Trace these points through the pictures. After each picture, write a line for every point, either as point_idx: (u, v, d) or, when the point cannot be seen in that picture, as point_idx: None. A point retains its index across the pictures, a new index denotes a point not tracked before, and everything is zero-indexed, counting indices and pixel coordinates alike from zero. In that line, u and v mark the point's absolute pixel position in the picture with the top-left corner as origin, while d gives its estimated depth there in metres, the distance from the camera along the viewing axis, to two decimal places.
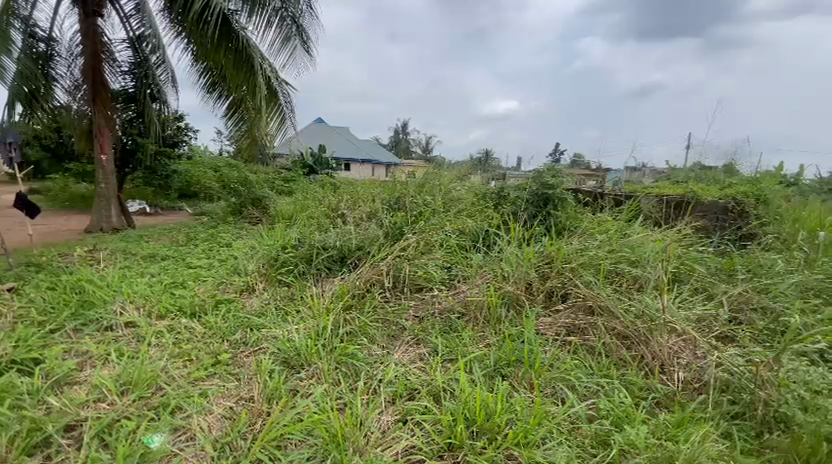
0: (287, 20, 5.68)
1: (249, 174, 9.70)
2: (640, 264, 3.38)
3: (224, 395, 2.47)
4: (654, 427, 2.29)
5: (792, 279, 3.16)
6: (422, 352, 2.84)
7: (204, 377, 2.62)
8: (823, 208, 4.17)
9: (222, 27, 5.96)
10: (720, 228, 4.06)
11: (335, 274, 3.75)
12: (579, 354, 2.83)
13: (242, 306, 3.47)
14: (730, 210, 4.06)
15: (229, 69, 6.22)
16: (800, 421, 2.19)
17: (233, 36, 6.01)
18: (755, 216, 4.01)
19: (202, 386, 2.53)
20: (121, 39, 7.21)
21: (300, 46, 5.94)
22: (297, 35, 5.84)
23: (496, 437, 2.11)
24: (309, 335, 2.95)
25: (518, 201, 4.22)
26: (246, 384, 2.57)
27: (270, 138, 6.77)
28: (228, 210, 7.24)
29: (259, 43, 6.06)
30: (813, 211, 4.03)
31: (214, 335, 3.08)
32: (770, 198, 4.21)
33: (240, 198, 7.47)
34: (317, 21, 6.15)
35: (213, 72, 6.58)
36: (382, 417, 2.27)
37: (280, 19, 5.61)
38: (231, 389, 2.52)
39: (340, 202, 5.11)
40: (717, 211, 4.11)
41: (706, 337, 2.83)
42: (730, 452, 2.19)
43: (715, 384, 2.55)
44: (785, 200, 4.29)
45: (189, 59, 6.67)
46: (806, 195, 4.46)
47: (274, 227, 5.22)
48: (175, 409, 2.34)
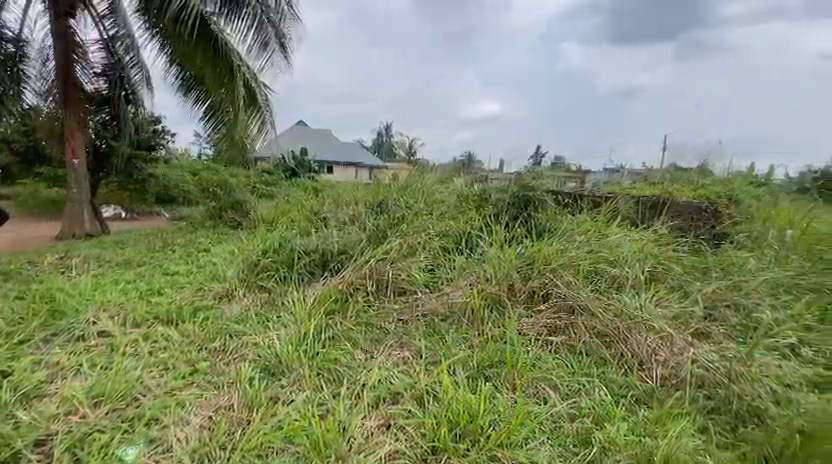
0: (267, 25, 5.60)
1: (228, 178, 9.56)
2: (618, 264, 3.46)
3: (202, 404, 2.40)
4: (633, 423, 2.33)
5: (764, 277, 3.32)
6: (406, 355, 2.83)
7: (181, 387, 2.54)
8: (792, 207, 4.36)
9: (200, 29, 5.88)
10: (694, 227, 4.16)
11: (317, 279, 3.72)
12: (560, 354, 2.86)
13: (221, 312, 3.40)
14: (704, 209, 4.19)
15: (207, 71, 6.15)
16: (772, 415, 2.35)
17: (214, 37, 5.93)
18: (729, 216, 4.15)
19: (180, 396, 2.46)
20: (94, 40, 7.02)
21: (279, 49, 5.90)
22: (276, 39, 5.80)
23: (479, 439, 2.11)
24: (291, 341, 2.91)
25: (499, 204, 4.31)
26: (225, 392, 2.51)
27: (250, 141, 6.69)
28: (208, 215, 7.13)
29: (237, 45, 6.00)
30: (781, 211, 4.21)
31: (192, 343, 3.01)
32: (741, 198, 4.37)
33: (221, 203, 7.42)
34: (297, 24, 6.11)
35: (190, 74, 6.47)
36: (365, 422, 2.24)
37: (260, 24, 5.53)
38: (209, 398, 2.46)
39: (323, 205, 5.06)
40: (691, 211, 4.25)
41: (681, 334, 2.91)
42: (706, 446, 2.26)
43: (691, 380, 2.61)
44: (755, 200, 4.45)
45: (165, 61, 6.55)
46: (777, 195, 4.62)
47: (255, 231, 5.14)
48: (151, 421, 2.27)
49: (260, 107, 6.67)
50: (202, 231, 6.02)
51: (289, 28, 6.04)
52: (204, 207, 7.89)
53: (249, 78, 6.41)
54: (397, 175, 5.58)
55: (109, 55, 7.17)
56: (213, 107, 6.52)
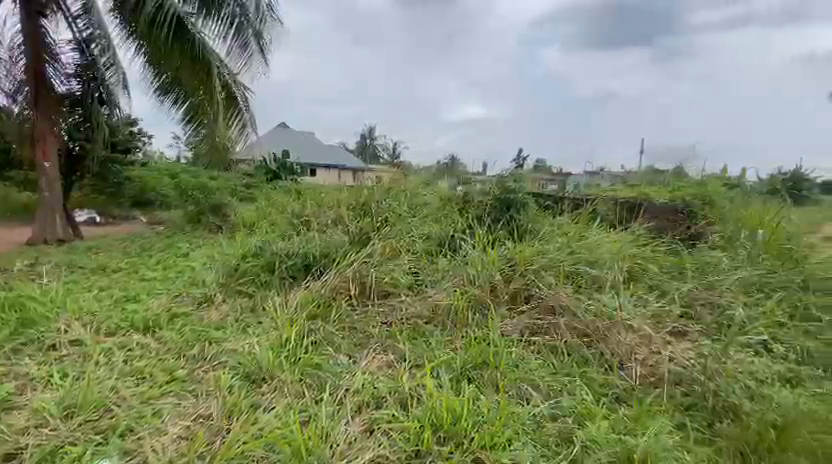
0: (246, 28, 5.56)
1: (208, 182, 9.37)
2: (598, 265, 3.53)
3: (178, 413, 2.33)
4: (614, 421, 2.37)
5: (737, 276, 3.48)
6: (390, 359, 2.81)
7: (158, 396, 2.47)
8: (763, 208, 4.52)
9: (176, 30, 5.77)
10: (671, 228, 4.28)
11: (299, 283, 3.67)
12: (542, 354, 2.88)
13: (201, 318, 3.32)
14: (680, 212, 4.31)
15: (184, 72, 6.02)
16: (746, 409, 2.46)
17: (188, 39, 5.82)
18: (703, 217, 4.28)
19: (157, 406, 2.39)
20: (66, 40, 6.82)
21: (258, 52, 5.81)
22: (255, 40, 5.70)
23: (463, 441, 2.11)
24: (272, 347, 2.86)
25: (482, 207, 4.38)
26: (203, 400, 2.44)
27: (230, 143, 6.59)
28: (186, 219, 6.99)
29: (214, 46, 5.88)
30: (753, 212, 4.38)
31: (169, 351, 2.93)
32: (714, 200, 4.51)
33: (200, 207, 7.30)
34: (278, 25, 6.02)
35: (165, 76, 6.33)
36: (348, 427, 2.21)
37: (238, 26, 5.51)
38: (187, 406, 2.39)
39: (305, 208, 5.01)
40: (668, 213, 4.36)
41: (659, 333, 2.98)
42: (684, 443, 2.31)
43: (669, 377, 2.67)
44: (728, 201, 4.60)
45: (141, 62, 6.40)
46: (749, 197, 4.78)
47: (234, 235, 5.05)
48: (125, 432, 2.20)
49: (240, 110, 6.63)
50: (180, 235, 5.90)
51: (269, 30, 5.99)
52: (183, 211, 7.73)
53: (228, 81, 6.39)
54: (380, 177, 5.55)
55: (82, 56, 6.97)
56: (190, 109, 6.40)
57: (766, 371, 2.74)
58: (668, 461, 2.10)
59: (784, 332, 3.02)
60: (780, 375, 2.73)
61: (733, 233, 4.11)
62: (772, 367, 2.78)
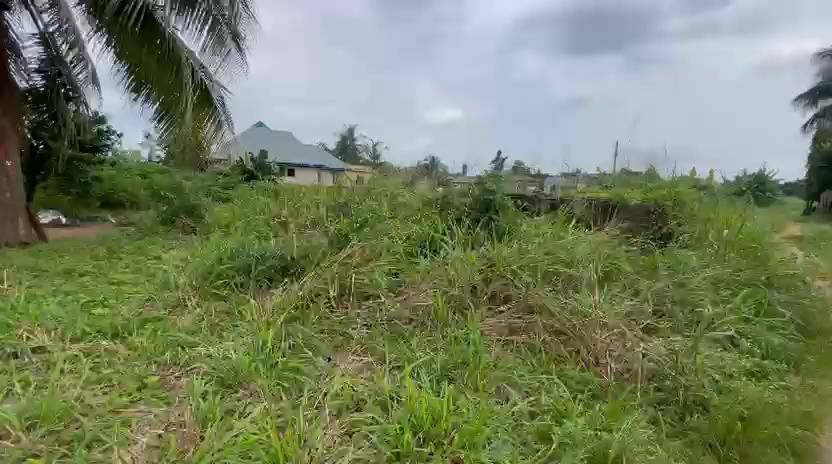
0: (218, 23, 5.48)
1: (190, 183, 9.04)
2: (574, 265, 3.60)
3: (149, 422, 2.24)
4: (590, 417, 2.41)
5: (705, 273, 3.63)
6: (370, 361, 2.79)
7: (128, 404, 2.38)
8: (729, 208, 4.73)
9: (145, 26, 5.64)
10: (643, 229, 4.44)
11: (276, 285, 3.61)
12: (520, 353, 2.91)
13: (173, 323, 3.21)
14: (652, 213, 4.47)
15: (154, 68, 5.86)
16: (715, 403, 2.56)
17: (158, 36, 5.69)
18: (674, 218, 4.43)
19: (126, 415, 2.29)
20: (29, 34, 6.51)
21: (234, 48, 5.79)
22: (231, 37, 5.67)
23: (443, 441, 2.11)
24: (248, 351, 2.79)
25: (460, 207, 4.41)
26: (175, 407, 2.35)
27: (206, 142, 6.54)
28: (157, 221, 6.78)
29: (185, 40, 5.75)
30: (719, 211, 4.59)
31: (140, 357, 2.82)
32: (684, 200, 4.67)
33: (171, 208, 7.10)
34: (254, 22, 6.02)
35: (135, 72, 6.13)
36: (327, 431, 2.16)
37: (211, 22, 5.42)
38: (157, 414, 2.30)
39: (283, 209, 4.93)
40: (640, 214, 4.51)
41: (632, 330, 3.07)
42: (657, 436, 2.38)
43: (643, 373, 2.74)
44: (697, 201, 4.77)
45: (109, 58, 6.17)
46: (716, 198, 4.97)
47: (208, 237, 4.91)
48: (92, 443, 2.10)
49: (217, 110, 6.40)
50: (151, 237, 5.71)
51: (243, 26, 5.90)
52: (153, 212, 7.51)
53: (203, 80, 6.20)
54: (361, 177, 5.52)
55: (47, 51, 6.67)
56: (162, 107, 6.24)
57: (733, 365, 2.88)
58: (642, 455, 2.15)
59: (750, 329, 3.24)
60: (746, 368, 2.89)
61: (702, 233, 4.28)
62: (739, 362, 2.92)
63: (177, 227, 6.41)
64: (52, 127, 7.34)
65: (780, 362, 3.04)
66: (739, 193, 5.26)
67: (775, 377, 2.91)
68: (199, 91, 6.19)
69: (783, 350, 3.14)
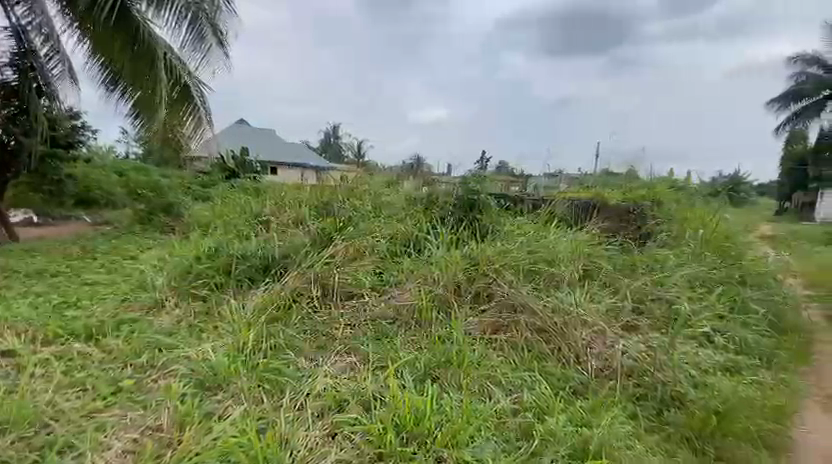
0: (199, 19, 5.35)
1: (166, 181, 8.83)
2: (556, 263, 3.65)
3: (124, 426, 2.18)
4: (571, 414, 2.44)
5: (682, 272, 3.73)
6: (353, 361, 2.76)
7: (102, 408, 2.30)
8: (706, 208, 4.86)
9: (120, 21, 5.44)
10: (623, 228, 4.53)
11: (257, 285, 3.55)
12: (503, 351, 2.93)
13: (149, 325, 3.12)
14: (630, 212, 4.59)
15: (128, 67, 5.68)
16: (691, 398, 2.62)
17: (133, 27, 5.46)
18: (652, 217, 4.53)
19: (99, 419, 2.22)
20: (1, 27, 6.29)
21: (214, 43, 5.69)
22: (211, 33, 5.57)
23: (426, 440, 2.10)
24: (228, 353, 2.73)
25: (445, 207, 4.43)
26: (151, 411, 2.29)
27: (186, 138, 6.56)
28: (134, 219, 6.62)
29: (163, 35, 5.62)
30: (696, 211, 4.73)
31: (115, 359, 2.74)
32: (662, 200, 4.79)
33: (149, 206, 6.94)
34: (233, 17, 5.90)
35: (111, 68, 5.98)
36: (309, 433, 2.13)
37: (192, 18, 5.30)
38: (132, 419, 2.23)
39: (264, 207, 4.86)
40: (619, 213, 4.63)
41: (612, 327, 3.13)
42: (636, 431, 2.42)
43: (621, 369, 2.79)
44: (675, 201, 4.89)
45: (84, 54, 6.01)
46: (693, 198, 5.10)
47: (187, 237, 4.81)
48: (63, 448, 2.03)
49: (195, 105, 6.34)
50: (128, 236, 5.57)
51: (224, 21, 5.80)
52: (130, 211, 7.33)
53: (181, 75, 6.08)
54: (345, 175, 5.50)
55: (20, 44, 6.46)
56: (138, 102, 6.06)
57: (709, 361, 2.96)
58: (622, 452, 2.18)
59: (725, 326, 3.34)
60: (721, 364, 2.98)
61: (679, 232, 4.39)
62: (714, 358, 3.01)
63: (155, 226, 6.26)
64: (24, 123, 7.27)
65: (753, 357, 3.14)
66: (714, 194, 5.43)
67: (749, 372, 3.01)
68: (177, 89, 6.09)
69: (755, 345, 3.24)
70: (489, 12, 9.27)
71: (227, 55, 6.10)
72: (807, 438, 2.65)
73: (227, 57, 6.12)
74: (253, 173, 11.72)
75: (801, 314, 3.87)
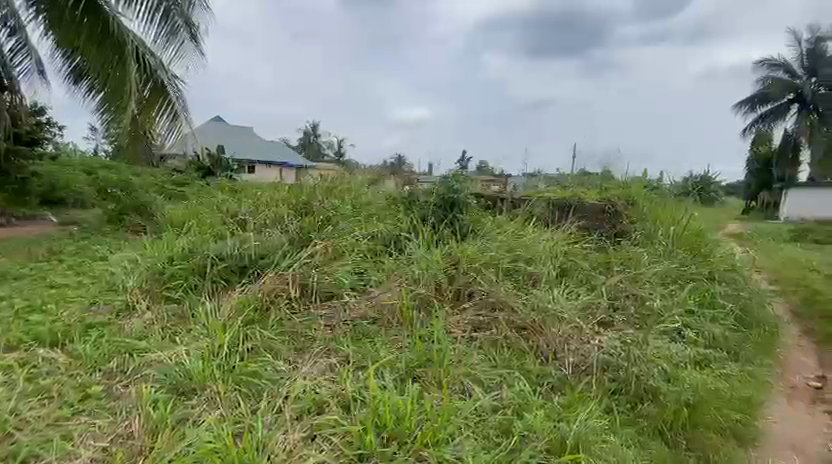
0: (172, 12, 5.21)
1: (134, 179, 8.52)
2: (534, 262, 3.71)
3: (92, 434, 2.09)
4: (549, 409, 2.48)
5: (654, 270, 3.86)
6: (333, 362, 2.72)
7: (69, 416, 2.21)
8: (677, 207, 5.01)
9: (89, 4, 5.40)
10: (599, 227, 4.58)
11: (233, 287, 3.47)
12: (484, 348, 2.94)
13: (118, 329, 3.00)
14: (605, 211, 4.63)
15: (95, 56, 5.53)
16: (663, 392, 2.70)
17: (102, 17, 5.41)
18: (627, 217, 4.63)
19: (66, 428, 2.13)
20: None
21: (188, 39, 5.57)
22: (185, 28, 5.46)
23: (406, 441, 2.07)
24: (202, 356, 2.64)
25: (425, 205, 4.42)
26: (122, 418, 2.20)
27: (160, 137, 6.27)
28: (101, 218, 6.36)
29: (134, 28, 5.47)
30: (667, 209, 4.87)
31: (82, 366, 2.62)
32: (636, 199, 4.91)
33: (116, 204, 6.69)
34: (206, 11, 5.77)
35: (78, 60, 5.81)
36: (288, 435, 2.10)
37: (163, 11, 5.16)
38: (102, 427, 2.14)
39: (241, 206, 4.76)
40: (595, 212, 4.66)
41: (589, 324, 3.20)
42: (611, 426, 2.48)
43: (597, 364, 2.85)
44: (648, 200, 5.02)
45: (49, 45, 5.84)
46: (665, 196, 5.25)
47: (160, 237, 4.66)
48: (28, 459, 1.94)
49: (169, 100, 6.11)
50: (96, 236, 5.35)
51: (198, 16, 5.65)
52: (97, 211, 7.06)
53: (153, 68, 5.86)
54: (324, 174, 5.44)
55: None
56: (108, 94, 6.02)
57: (679, 355, 3.07)
58: (597, 447, 2.23)
59: (695, 321, 3.47)
60: (691, 358, 3.09)
61: (652, 231, 4.52)
62: (684, 351, 3.12)
63: (125, 226, 6.04)
64: None
65: (720, 351, 3.28)
66: (685, 193, 5.62)
67: (717, 365, 3.14)
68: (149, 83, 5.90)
69: (722, 340, 3.39)
70: (467, 13, 9.40)
71: (202, 51, 5.95)
72: (770, 427, 2.79)
73: (202, 53, 5.97)
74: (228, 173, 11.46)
75: (766, 308, 4.05)
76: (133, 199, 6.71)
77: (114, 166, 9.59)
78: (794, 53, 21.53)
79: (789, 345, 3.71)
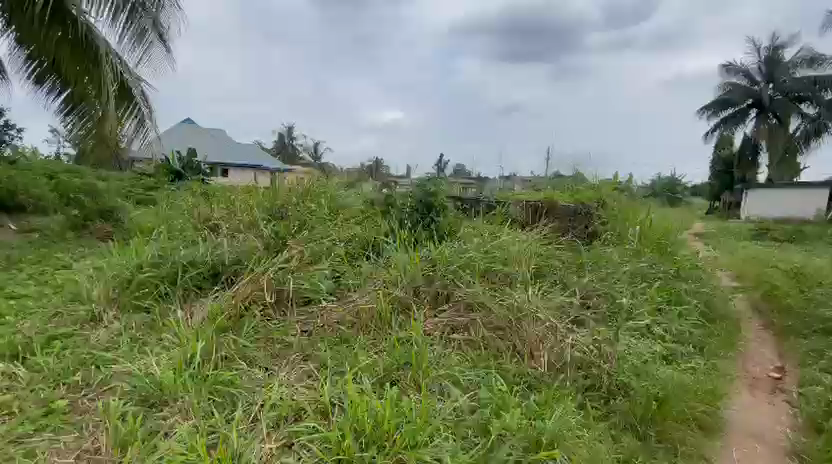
0: (138, 12, 5.05)
1: (96, 183, 8.19)
2: (509, 263, 3.77)
3: (57, 451, 1.99)
4: (526, 408, 2.51)
5: (625, 269, 4.03)
6: (310, 368, 2.68)
7: (30, 433, 2.10)
8: (645, 209, 5.19)
9: (53, 10, 5.11)
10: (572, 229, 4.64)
11: (206, 294, 3.37)
12: (461, 349, 2.96)
13: (85, 340, 2.88)
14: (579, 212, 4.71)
15: (65, 58, 5.42)
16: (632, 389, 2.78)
17: (69, 21, 5.18)
18: (598, 217, 4.74)
19: (28, 445, 2.02)
20: None
21: (156, 40, 5.46)
22: (153, 28, 5.32)
23: (384, 444, 2.06)
24: (173, 366, 2.55)
25: (402, 208, 4.47)
26: (88, 433, 2.11)
27: (125, 140, 6.00)
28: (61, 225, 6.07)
29: (101, 27, 5.25)
30: (636, 211, 5.02)
31: (45, 380, 2.50)
32: (607, 201, 5.03)
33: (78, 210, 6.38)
34: (176, 9, 5.59)
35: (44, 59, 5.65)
36: (264, 445, 2.06)
37: (130, 11, 5.02)
38: (67, 442, 2.05)
39: (212, 210, 4.63)
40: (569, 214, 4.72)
41: (562, 322, 3.27)
42: (585, 421, 2.54)
43: (572, 362, 2.92)
44: (618, 201, 5.17)
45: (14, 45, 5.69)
46: (634, 198, 5.41)
47: (128, 244, 4.48)
48: None
49: (136, 102, 5.86)
50: (58, 244, 5.10)
51: (167, 16, 5.49)
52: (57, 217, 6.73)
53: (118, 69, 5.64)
54: (299, 177, 5.35)
55: None
56: (76, 97, 5.89)
57: (648, 351, 3.18)
58: (571, 443, 2.28)
59: (663, 319, 3.62)
60: (659, 353, 3.22)
61: (622, 232, 4.68)
62: (652, 348, 3.24)
63: (91, 233, 5.78)
64: None
65: (686, 346, 3.44)
66: (652, 194, 5.83)
67: (684, 359, 3.28)
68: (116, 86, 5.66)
69: (687, 335, 3.54)
70: None
71: (171, 52, 5.80)
72: (732, 416, 2.93)
73: (171, 54, 5.81)
74: (199, 175, 10.90)
75: (727, 304, 4.25)
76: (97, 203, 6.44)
77: (73, 168, 9.17)
78: (754, 60, 22.43)
79: (749, 338, 3.91)
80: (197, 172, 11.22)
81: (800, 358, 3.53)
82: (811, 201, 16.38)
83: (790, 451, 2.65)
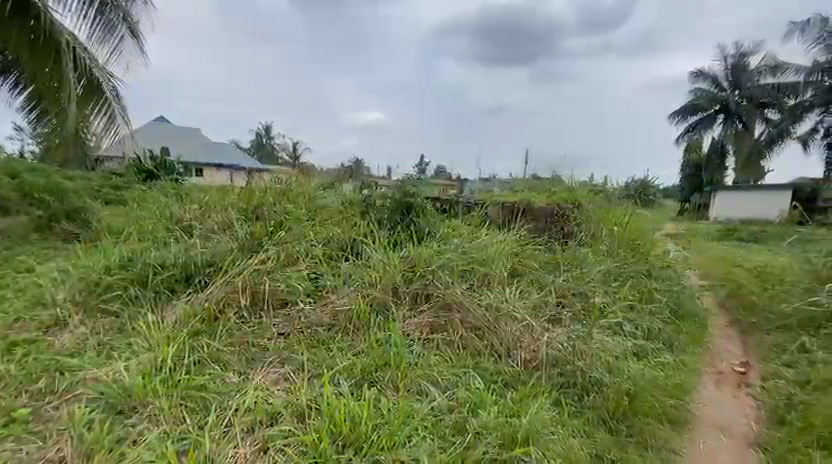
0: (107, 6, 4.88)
1: (61, 181, 7.84)
2: (487, 264, 3.81)
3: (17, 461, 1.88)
4: (502, 406, 2.54)
5: (598, 269, 4.12)
6: (287, 371, 2.64)
7: None
8: (618, 209, 5.33)
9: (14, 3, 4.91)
10: (548, 229, 4.72)
11: (178, 297, 3.27)
12: (439, 349, 2.97)
13: (50, 345, 2.75)
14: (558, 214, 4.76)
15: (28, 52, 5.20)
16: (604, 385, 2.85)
17: (31, 14, 4.97)
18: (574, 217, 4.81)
19: None
20: None
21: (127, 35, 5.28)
22: (124, 23, 5.15)
23: (362, 446, 2.05)
24: (143, 371, 2.46)
25: (381, 209, 4.48)
26: (52, 442, 2.00)
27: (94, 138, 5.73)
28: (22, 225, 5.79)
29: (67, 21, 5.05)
30: (611, 213, 5.15)
31: (6, 388, 2.36)
32: (582, 202, 5.14)
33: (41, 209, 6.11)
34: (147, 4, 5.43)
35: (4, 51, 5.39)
36: (238, 450, 2.01)
37: (98, 4, 4.85)
38: (29, 452, 1.93)
39: (186, 210, 4.51)
40: (546, 215, 4.77)
41: (539, 321, 3.32)
42: (560, 417, 2.59)
43: (548, 360, 2.97)
44: (593, 202, 5.30)
45: None
46: (608, 199, 5.55)
47: (97, 245, 4.32)
48: None
49: (106, 98, 5.62)
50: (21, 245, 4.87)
51: (138, 11, 5.32)
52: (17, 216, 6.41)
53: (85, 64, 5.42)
54: (278, 177, 5.27)
55: None
56: (39, 91, 5.63)
57: (621, 349, 3.26)
58: (547, 439, 2.32)
59: (635, 316, 3.72)
60: (630, 350, 3.31)
61: (596, 231, 4.81)
62: (624, 345, 3.32)
63: (55, 233, 5.54)
64: None
65: (657, 343, 3.55)
66: (626, 195, 5.98)
67: (654, 355, 3.39)
68: (84, 82, 5.43)
69: (658, 333, 3.65)
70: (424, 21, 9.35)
71: (142, 47, 5.61)
72: (699, 409, 3.03)
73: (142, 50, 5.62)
74: (172, 175, 10.61)
75: (695, 302, 4.43)
76: (63, 204, 6.18)
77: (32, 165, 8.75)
78: (720, 66, 23.30)
79: (715, 334, 4.06)
80: (170, 172, 10.93)
81: (762, 354, 3.69)
82: (778, 204, 17.03)
83: (752, 443, 2.76)
